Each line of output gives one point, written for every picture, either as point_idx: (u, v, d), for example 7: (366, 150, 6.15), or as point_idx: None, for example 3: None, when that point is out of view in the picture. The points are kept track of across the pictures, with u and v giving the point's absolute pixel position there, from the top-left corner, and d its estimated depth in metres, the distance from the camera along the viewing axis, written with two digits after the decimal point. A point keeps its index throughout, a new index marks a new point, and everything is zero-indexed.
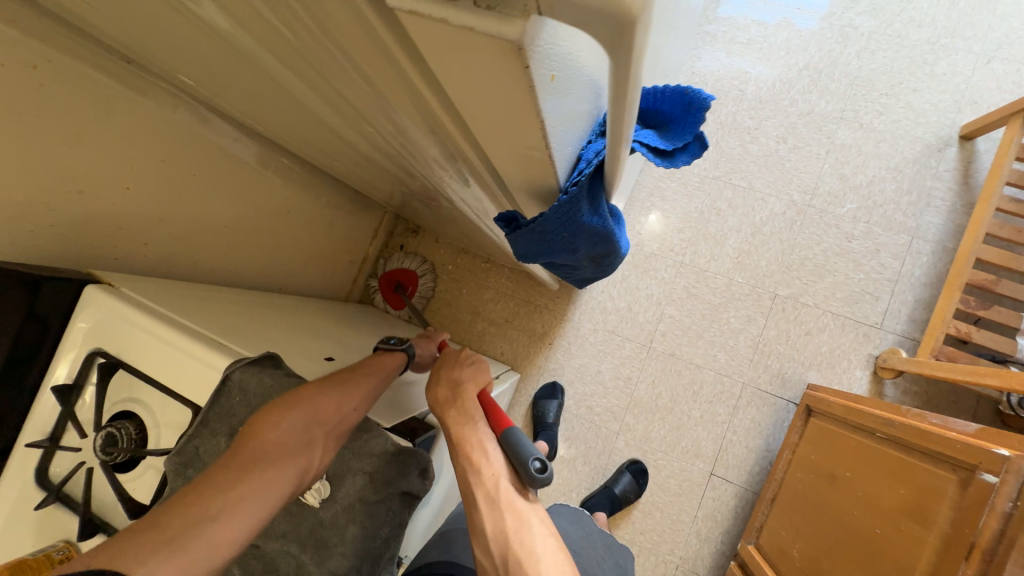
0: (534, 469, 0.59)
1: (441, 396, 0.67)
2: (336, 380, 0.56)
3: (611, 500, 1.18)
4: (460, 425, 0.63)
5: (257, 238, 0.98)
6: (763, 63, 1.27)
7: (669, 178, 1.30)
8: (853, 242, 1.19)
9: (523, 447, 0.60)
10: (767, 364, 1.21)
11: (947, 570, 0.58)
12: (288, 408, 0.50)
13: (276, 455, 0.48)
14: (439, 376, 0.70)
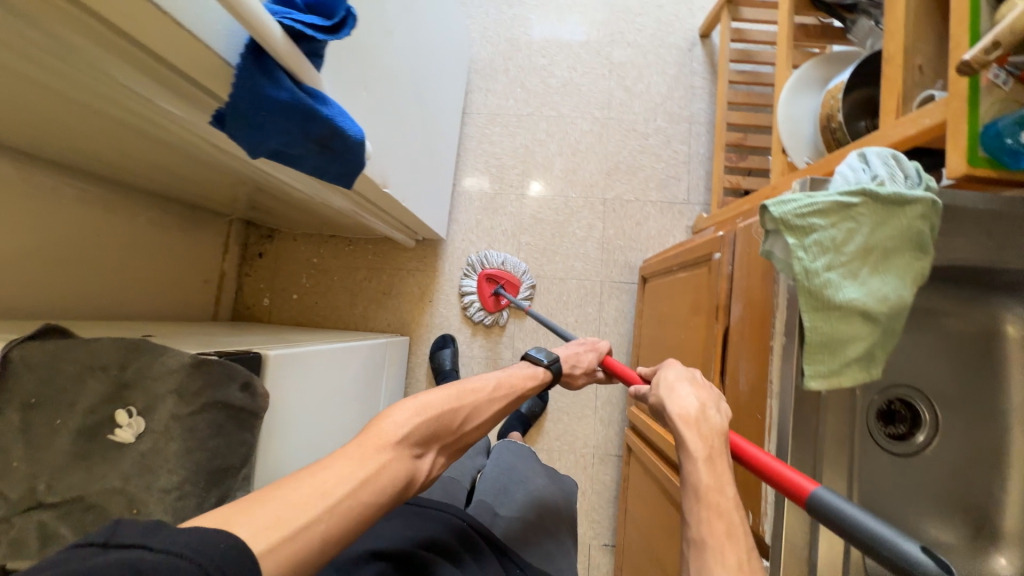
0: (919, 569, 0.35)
1: (700, 426, 0.53)
2: (480, 399, 0.69)
3: (522, 420, 1.29)
4: (716, 479, 0.48)
5: (72, 267, 0.93)
6: (538, 10, 1.46)
7: (492, 124, 1.43)
8: (650, 139, 1.41)
9: (878, 521, 0.39)
10: (615, 259, 1.39)
11: (711, 334, 0.74)
12: (426, 419, 0.59)
13: (394, 452, 0.53)
14: (683, 400, 0.57)
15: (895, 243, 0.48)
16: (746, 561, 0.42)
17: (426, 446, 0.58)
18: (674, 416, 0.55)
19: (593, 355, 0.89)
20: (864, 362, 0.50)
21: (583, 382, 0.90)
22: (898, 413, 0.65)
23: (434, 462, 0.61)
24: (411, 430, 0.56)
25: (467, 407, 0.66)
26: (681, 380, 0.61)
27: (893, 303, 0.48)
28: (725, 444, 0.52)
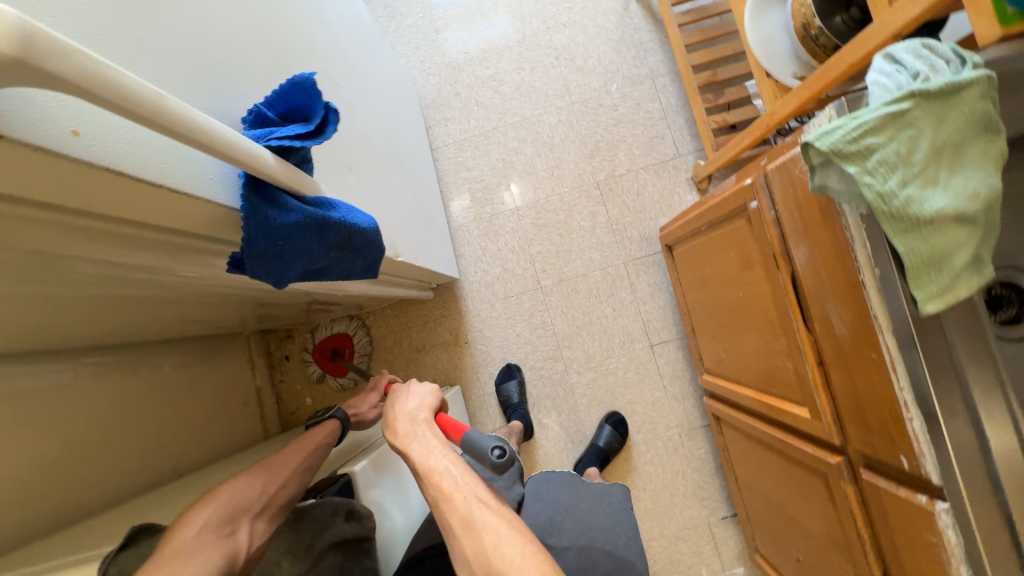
0: (495, 457, 0.58)
1: (407, 424, 0.68)
2: (277, 460, 0.70)
3: (599, 455, 1.23)
4: (422, 450, 0.64)
5: (127, 442, 0.91)
6: (465, 25, 1.43)
7: (463, 150, 1.41)
8: (619, 108, 1.38)
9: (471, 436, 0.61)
10: (629, 236, 1.35)
11: (775, 284, 0.70)
12: (222, 495, 0.61)
13: (199, 542, 0.54)
14: (390, 414, 0.72)
15: (961, 135, 0.45)
16: (471, 486, 0.60)
17: (234, 522, 0.59)
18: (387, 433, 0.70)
19: (373, 395, 0.94)
20: (973, 268, 0.46)
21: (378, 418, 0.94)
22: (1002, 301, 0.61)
23: (252, 533, 0.60)
24: (221, 505, 0.59)
25: (262, 477, 0.66)
26: (406, 392, 0.75)
27: (985, 195, 0.44)
28: (430, 424, 0.68)
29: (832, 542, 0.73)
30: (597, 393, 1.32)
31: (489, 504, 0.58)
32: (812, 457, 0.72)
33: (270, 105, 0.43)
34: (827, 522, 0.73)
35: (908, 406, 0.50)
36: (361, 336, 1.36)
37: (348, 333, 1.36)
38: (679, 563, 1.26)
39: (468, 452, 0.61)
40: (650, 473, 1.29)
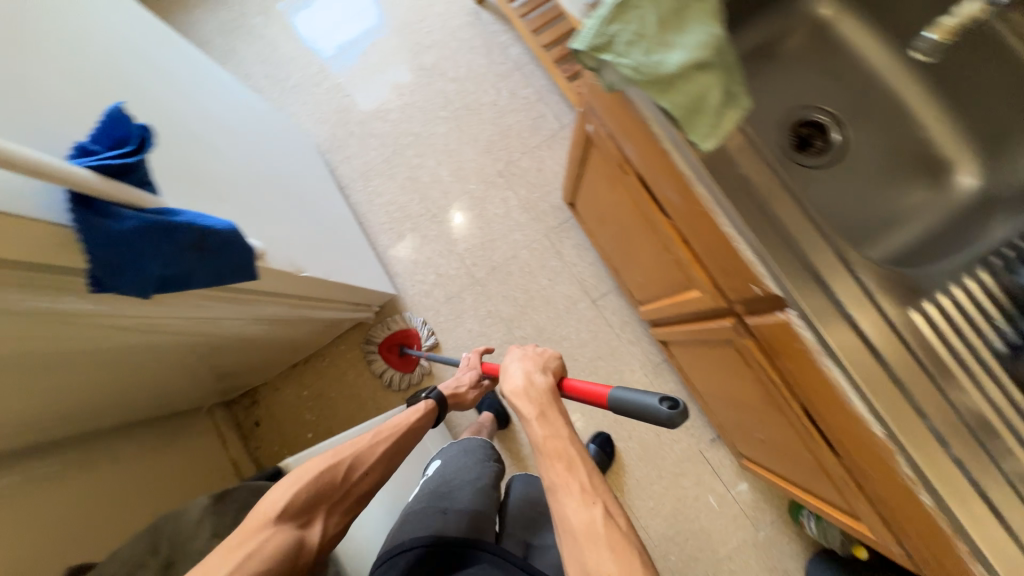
0: (665, 409, 0.58)
1: (528, 393, 0.73)
2: (368, 450, 0.80)
3: None
4: (551, 438, 0.65)
5: (116, 518, 0.93)
6: (343, 74, 1.57)
7: (371, 180, 1.50)
8: (498, 102, 1.49)
9: (641, 393, 0.61)
10: (543, 209, 1.43)
11: (629, 184, 0.78)
12: (311, 487, 0.71)
13: (277, 528, 0.66)
14: (522, 375, 0.75)
15: (674, 5, 0.54)
16: (601, 491, 0.60)
17: (312, 511, 0.71)
18: (508, 392, 0.75)
19: (472, 372, 1.05)
20: (728, 104, 0.53)
21: (474, 395, 1.07)
22: (802, 128, 0.69)
23: (327, 522, 0.73)
24: (307, 497, 0.70)
25: (349, 460, 0.77)
26: (517, 360, 0.80)
27: (709, 44, 0.52)
28: (552, 400, 0.72)
29: (767, 403, 0.76)
30: None
31: (615, 518, 0.58)
32: (721, 328, 0.75)
33: (94, 140, 0.49)
34: (757, 385, 0.76)
35: (733, 234, 0.56)
36: (423, 330, 1.38)
37: (413, 328, 1.38)
38: (684, 498, 1.26)
39: (621, 407, 0.64)
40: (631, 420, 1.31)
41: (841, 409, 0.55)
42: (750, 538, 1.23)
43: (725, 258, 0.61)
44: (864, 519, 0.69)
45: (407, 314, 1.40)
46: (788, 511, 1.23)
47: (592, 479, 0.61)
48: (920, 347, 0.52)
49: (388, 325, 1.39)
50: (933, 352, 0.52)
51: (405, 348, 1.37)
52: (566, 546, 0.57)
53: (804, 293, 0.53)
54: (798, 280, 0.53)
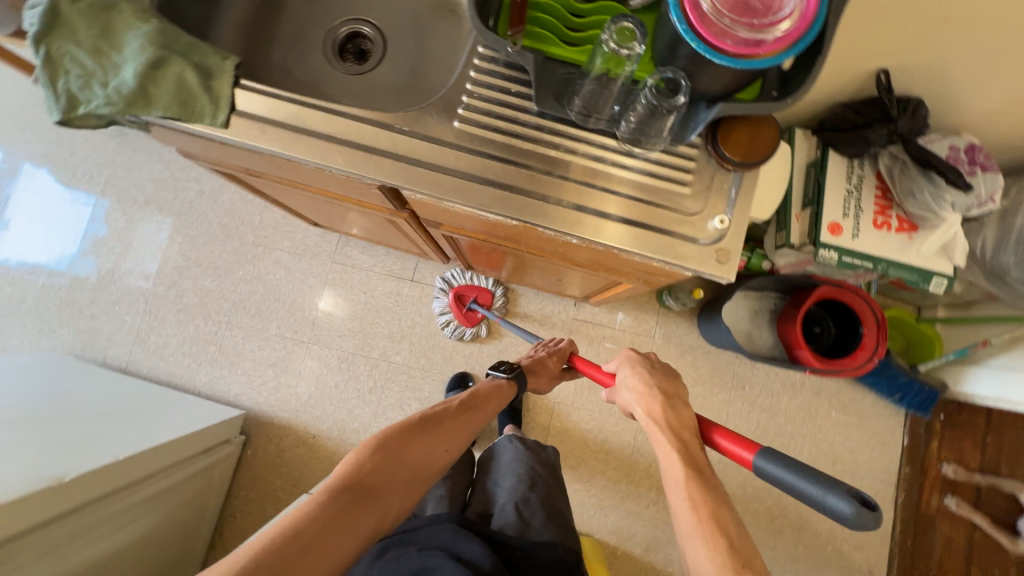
0: (849, 509, 0.46)
1: (668, 423, 0.66)
2: (448, 424, 0.78)
3: (511, 409, 1.31)
4: (699, 481, 0.59)
5: None
6: (42, 274, 1.40)
7: (149, 340, 1.38)
8: (204, 191, 1.43)
9: (815, 480, 0.50)
10: (315, 243, 1.41)
11: (272, 182, 0.79)
12: (391, 456, 0.70)
13: (359, 500, 0.64)
14: (654, 398, 0.70)
15: (94, 25, 0.53)
16: (746, 549, 0.54)
17: (393, 487, 0.68)
18: (645, 416, 0.69)
19: (558, 354, 1.02)
20: (211, 79, 0.56)
21: (550, 378, 1.01)
22: (341, 46, 0.73)
23: (405, 496, 0.70)
24: (387, 467, 0.69)
25: (430, 428, 0.76)
26: (642, 377, 0.74)
27: (149, 43, 0.54)
28: (693, 434, 0.65)
29: (512, 252, 0.82)
30: (423, 345, 1.38)
31: None
32: (431, 227, 0.79)
33: None
34: (494, 247, 0.82)
35: (312, 164, 0.58)
36: (501, 295, 1.37)
37: (490, 287, 1.36)
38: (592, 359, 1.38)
39: (774, 478, 0.54)
40: (514, 338, 1.38)
41: (497, 220, 0.61)
42: (653, 345, 1.38)
43: (345, 183, 0.65)
44: (622, 279, 0.78)
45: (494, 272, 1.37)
46: (661, 305, 1.39)
47: (736, 530, 0.55)
48: (491, 143, 0.57)
49: (469, 277, 1.36)
50: (501, 138, 0.57)
51: (475, 303, 1.35)
52: None
53: (384, 173, 0.57)
54: (373, 167, 0.57)
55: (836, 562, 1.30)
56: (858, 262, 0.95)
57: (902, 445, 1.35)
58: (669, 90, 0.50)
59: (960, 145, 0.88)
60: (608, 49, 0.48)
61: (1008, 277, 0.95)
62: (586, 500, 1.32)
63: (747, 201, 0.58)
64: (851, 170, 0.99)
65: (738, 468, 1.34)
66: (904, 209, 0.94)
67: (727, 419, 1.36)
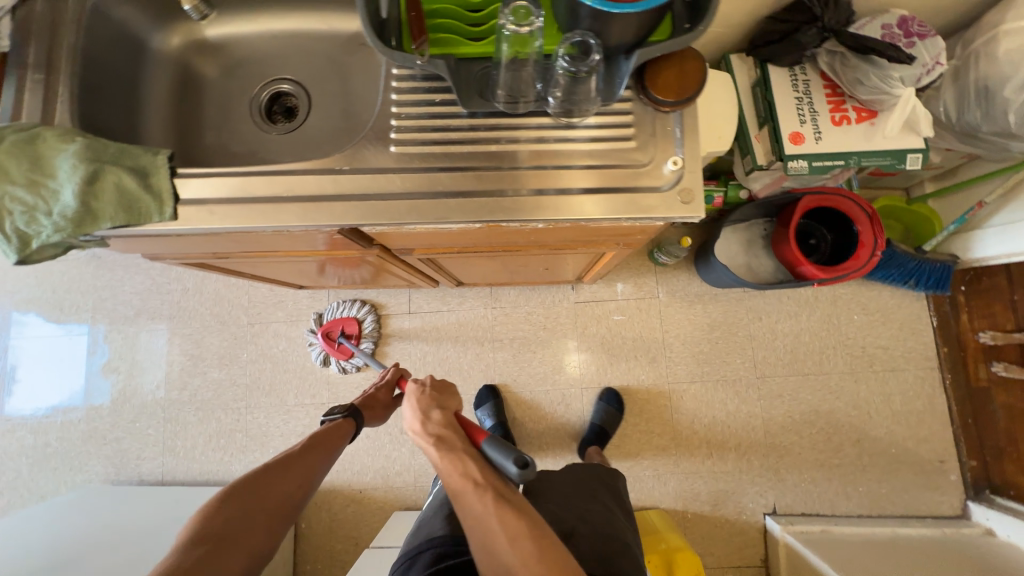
0: (521, 468, 0.61)
1: (431, 430, 0.70)
2: (298, 459, 0.77)
3: (597, 432, 1.28)
4: (453, 462, 0.66)
5: None
6: (59, 414, 1.42)
7: (176, 446, 1.39)
8: (188, 287, 1.44)
9: (502, 451, 0.64)
10: (306, 306, 1.42)
11: (243, 259, 0.80)
12: (238, 504, 0.68)
13: (211, 551, 0.63)
14: (419, 411, 0.73)
15: (22, 158, 0.53)
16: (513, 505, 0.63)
17: (252, 530, 0.68)
18: (410, 433, 0.72)
19: (387, 384, 0.97)
20: (148, 177, 0.56)
21: (387, 409, 0.96)
22: (268, 109, 0.74)
23: (267, 538, 0.69)
24: (237, 515, 0.67)
25: (280, 468, 0.74)
26: (416, 399, 0.75)
27: (78, 160, 0.53)
28: (454, 428, 0.71)
29: (491, 257, 0.82)
30: (438, 372, 1.38)
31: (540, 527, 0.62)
32: (405, 256, 0.79)
33: None
34: (472, 257, 0.81)
35: (269, 229, 0.59)
36: (366, 323, 1.38)
37: (355, 317, 1.38)
38: (604, 336, 1.37)
39: (491, 458, 0.66)
40: (523, 339, 1.38)
41: (461, 228, 0.61)
42: (660, 305, 1.37)
43: (309, 237, 0.65)
44: (603, 250, 0.77)
45: (358, 301, 1.39)
46: (655, 263, 1.37)
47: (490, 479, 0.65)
48: (432, 157, 0.57)
49: (333, 311, 1.38)
50: (441, 149, 0.57)
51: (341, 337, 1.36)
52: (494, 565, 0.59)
53: (340, 217, 0.57)
54: (328, 215, 0.58)
55: (905, 461, 1.28)
56: (830, 163, 0.94)
57: (932, 326, 1.33)
58: (580, 56, 0.49)
59: (892, 22, 0.87)
60: (509, 33, 0.47)
61: (980, 133, 0.93)
62: (642, 473, 1.31)
63: (695, 137, 0.58)
64: (795, 77, 0.99)
65: (779, 398, 1.32)
66: (858, 98, 0.93)
67: (754, 354, 1.34)
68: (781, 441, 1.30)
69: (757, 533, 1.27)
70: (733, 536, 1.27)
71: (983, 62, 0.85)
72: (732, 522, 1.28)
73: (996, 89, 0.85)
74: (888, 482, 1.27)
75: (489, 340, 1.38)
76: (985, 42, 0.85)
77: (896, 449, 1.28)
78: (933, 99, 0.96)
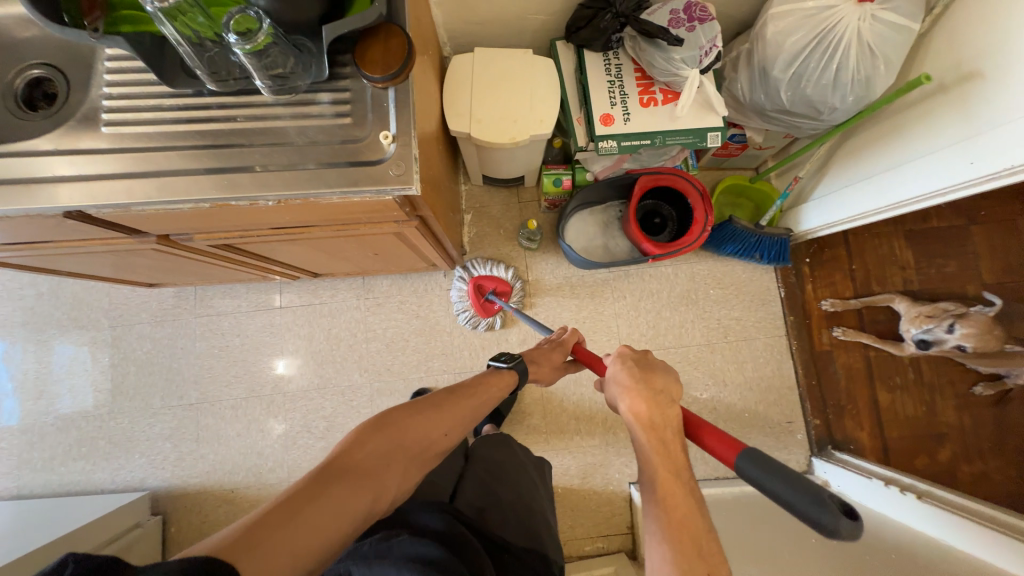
0: (844, 515, 0.48)
1: (653, 420, 0.63)
2: (444, 409, 0.75)
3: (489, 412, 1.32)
4: (665, 470, 0.57)
5: None
6: None
7: (30, 458, 1.32)
8: (44, 292, 1.38)
9: (799, 488, 0.50)
10: (173, 306, 1.38)
11: (12, 253, 0.77)
12: (386, 439, 0.64)
13: (358, 475, 0.58)
14: (640, 393, 0.66)
15: None
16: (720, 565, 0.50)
17: (399, 467, 0.63)
18: (627, 407, 0.66)
19: (564, 352, 0.98)
20: None
21: (554, 372, 0.98)
22: (27, 94, 0.71)
23: (406, 479, 0.64)
24: (382, 448, 0.63)
25: (430, 413, 0.72)
26: (644, 373, 0.69)
27: None
28: (679, 432, 0.63)
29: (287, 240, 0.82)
30: (312, 365, 1.37)
31: None
32: (191, 243, 0.78)
33: None
34: (265, 242, 0.81)
35: None
36: (516, 289, 1.35)
37: (507, 280, 1.34)
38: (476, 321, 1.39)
39: (770, 488, 0.52)
40: (399, 327, 1.39)
41: (191, 209, 0.61)
42: (530, 288, 1.40)
43: (44, 223, 0.63)
44: (389, 230, 0.79)
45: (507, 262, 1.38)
46: (524, 248, 1.41)
47: (707, 543, 0.51)
48: (147, 138, 0.58)
49: (490, 266, 1.34)
50: (157, 132, 0.58)
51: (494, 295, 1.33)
52: None
53: (50, 200, 0.57)
54: (38, 199, 0.57)
55: (756, 424, 1.36)
56: (637, 143, 1.00)
57: (781, 297, 1.41)
58: (251, 33, 0.49)
59: (677, 7, 0.93)
60: (159, 9, 0.46)
61: (768, 112, 1.01)
62: None
63: (411, 114, 0.60)
64: (608, 62, 1.03)
65: None
66: (661, 81, 0.99)
67: (619, 331, 1.39)
68: None
69: (625, 503, 1.32)
70: (600, 506, 1.32)
71: (759, 44, 0.92)
72: (600, 494, 1.33)
73: (770, 69, 0.92)
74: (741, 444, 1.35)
75: (363, 330, 1.39)
76: (760, 25, 0.92)
77: (749, 414, 1.36)
78: (733, 80, 1.02)
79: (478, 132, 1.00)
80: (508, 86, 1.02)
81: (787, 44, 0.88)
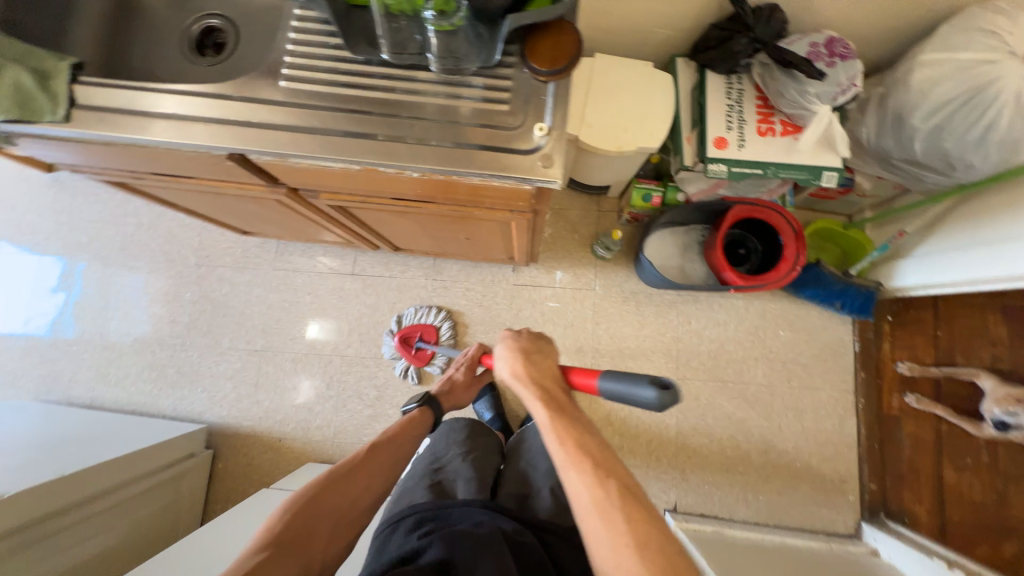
0: (661, 387, 0.56)
1: (532, 376, 0.68)
2: (366, 464, 0.77)
3: None
4: (557, 414, 0.62)
5: None
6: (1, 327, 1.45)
7: (107, 372, 1.42)
8: (144, 223, 1.47)
9: (628, 381, 0.59)
10: (255, 255, 1.45)
11: (162, 184, 0.84)
12: (307, 508, 0.69)
13: (286, 551, 0.63)
14: (520, 356, 0.70)
15: None
16: (622, 475, 0.57)
17: (322, 535, 0.68)
18: (510, 374, 0.69)
19: (459, 372, 1.01)
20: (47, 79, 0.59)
21: (464, 395, 1.02)
22: (200, 42, 0.77)
23: (335, 541, 0.69)
24: (308, 517, 0.68)
25: (353, 472, 0.75)
26: (517, 343, 0.73)
27: None
28: (558, 380, 0.68)
29: (400, 212, 0.85)
30: (372, 334, 1.41)
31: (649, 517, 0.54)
32: (314, 200, 0.82)
33: None
34: (380, 210, 0.84)
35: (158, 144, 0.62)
36: (448, 329, 1.37)
37: (432, 324, 1.37)
38: (535, 320, 1.39)
39: (617, 393, 0.61)
40: (460, 313, 1.41)
41: (342, 168, 0.64)
42: (595, 297, 1.40)
43: (208, 162, 0.68)
44: (502, 218, 0.81)
45: (441, 310, 1.40)
46: (596, 257, 1.41)
47: (602, 455, 0.59)
48: (319, 97, 0.61)
49: (419, 314, 1.38)
50: (329, 92, 0.61)
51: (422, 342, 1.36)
52: (592, 537, 0.54)
53: (225, 139, 0.61)
54: (215, 138, 0.61)
55: (806, 477, 1.31)
56: (748, 171, 0.98)
57: (855, 351, 1.37)
58: (446, 14, 0.52)
59: (819, 40, 0.90)
60: None
61: (893, 160, 0.98)
62: None
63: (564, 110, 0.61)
64: (730, 87, 1.02)
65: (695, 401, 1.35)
66: (784, 112, 0.97)
67: (678, 356, 1.37)
68: (690, 443, 1.33)
69: None
70: None
71: (899, 89, 0.89)
72: None
73: (907, 116, 0.89)
74: (787, 494, 1.31)
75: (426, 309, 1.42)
76: (905, 70, 0.89)
77: (800, 465, 1.32)
78: (859, 123, 0.99)
79: (588, 137, 1.01)
80: (625, 96, 1.02)
81: (932, 94, 0.85)
